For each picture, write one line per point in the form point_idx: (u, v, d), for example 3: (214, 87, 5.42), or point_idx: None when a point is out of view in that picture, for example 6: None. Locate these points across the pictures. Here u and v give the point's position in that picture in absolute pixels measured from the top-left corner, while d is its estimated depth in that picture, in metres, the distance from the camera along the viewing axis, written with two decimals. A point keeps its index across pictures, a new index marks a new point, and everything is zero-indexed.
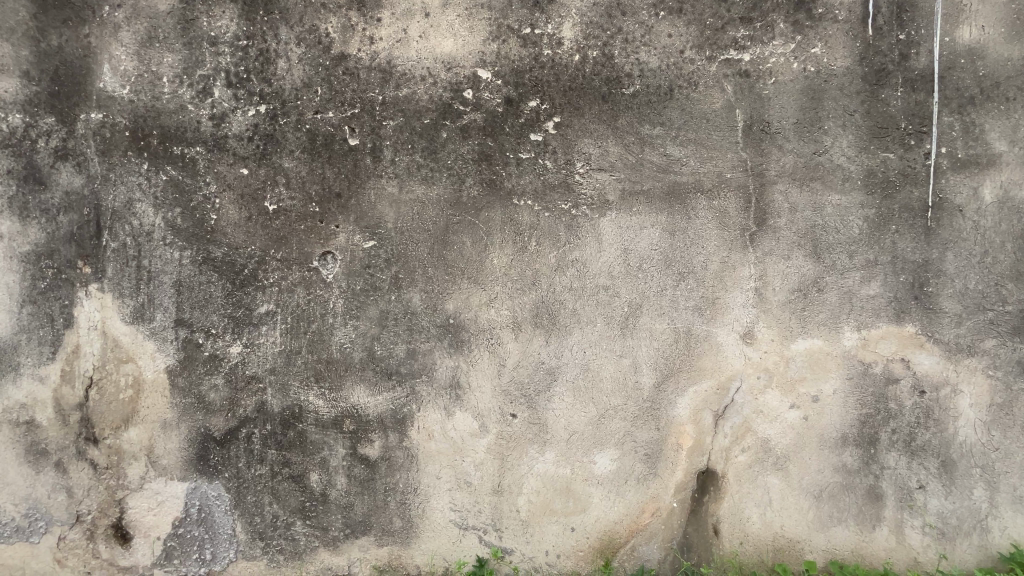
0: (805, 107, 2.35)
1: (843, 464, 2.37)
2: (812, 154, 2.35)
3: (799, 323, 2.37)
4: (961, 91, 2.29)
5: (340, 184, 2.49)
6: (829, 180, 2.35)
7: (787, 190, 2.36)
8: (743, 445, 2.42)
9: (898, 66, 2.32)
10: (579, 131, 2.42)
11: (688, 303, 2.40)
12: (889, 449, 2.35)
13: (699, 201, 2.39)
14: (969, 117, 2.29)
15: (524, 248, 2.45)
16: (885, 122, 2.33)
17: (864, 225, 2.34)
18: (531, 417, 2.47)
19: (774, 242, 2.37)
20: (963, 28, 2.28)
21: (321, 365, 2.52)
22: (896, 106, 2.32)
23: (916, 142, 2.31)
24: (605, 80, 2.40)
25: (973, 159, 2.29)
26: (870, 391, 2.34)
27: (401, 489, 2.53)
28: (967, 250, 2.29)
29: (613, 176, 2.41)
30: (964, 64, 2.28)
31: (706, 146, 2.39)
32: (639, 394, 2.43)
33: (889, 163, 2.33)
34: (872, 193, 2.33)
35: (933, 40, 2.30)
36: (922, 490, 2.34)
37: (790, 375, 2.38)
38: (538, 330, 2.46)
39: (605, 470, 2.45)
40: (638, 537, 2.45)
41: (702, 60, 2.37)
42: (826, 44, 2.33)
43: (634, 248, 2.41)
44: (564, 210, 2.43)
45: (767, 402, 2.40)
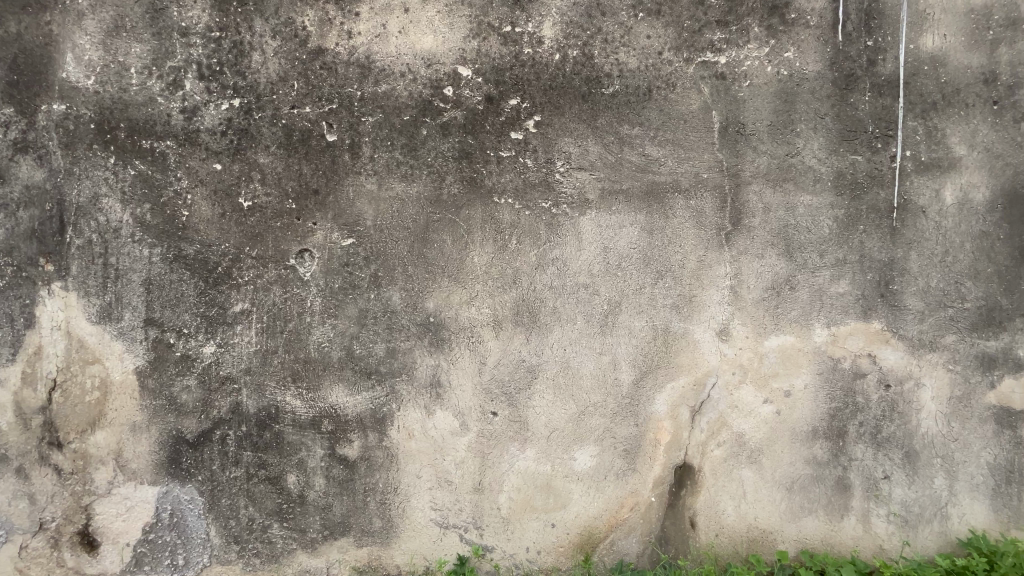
0: (779, 110, 2.41)
1: (813, 456, 2.44)
2: (785, 155, 2.42)
3: (772, 320, 2.44)
4: (924, 96, 2.38)
5: (318, 181, 2.45)
6: (801, 182, 2.42)
7: (761, 191, 2.42)
8: (719, 440, 2.47)
9: (866, 71, 2.40)
10: (559, 130, 2.43)
11: (666, 301, 2.44)
12: (857, 441, 2.43)
13: (676, 200, 2.43)
14: (932, 121, 2.38)
15: (505, 247, 2.46)
16: (854, 125, 2.41)
17: (834, 225, 2.41)
18: (512, 415, 2.48)
19: (748, 241, 2.43)
20: (926, 36, 2.37)
21: (299, 364, 2.48)
22: (864, 110, 2.40)
23: (883, 145, 2.40)
24: (585, 80, 2.42)
25: (935, 162, 2.38)
26: (839, 385, 2.43)
27: (380, 489, 2.51)
28: (929, 250, 2.39)
29: (592, 175, 2.44)
30: (928, 71, 2.38)
31: (684, 146, 2.43)
32: (618, 390, 2.46)
33: (857, 165, 2.41)
34: (841, 194, 2.41)
35: (899, 47, 2.38)
36: (887, 480, 2.43)
37: (763, 370, 2.45)
38: (518, 328, 2.47)
39: (584, 466, 2.48)
40: (617, 532, 2.49)
41: (679, 61, 2.41)
42: (798, 48, 2.40)
43: (614, 247, 2.44)
44: (544, 208, 2.44)
45: (742, 397, 2.46)
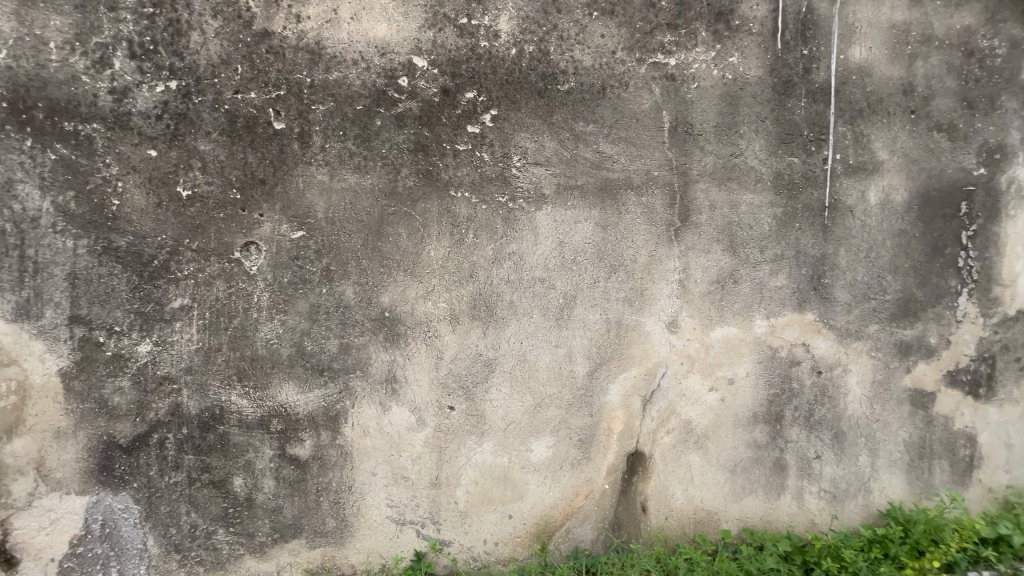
0: (724, 112, 2.53)
1: (753, 440, 2.60)
2: (729, 156, 2.54)
3: (717, 312, 2.56)
4: (852, 104, 2.57)
5: (265, 170, 2.34)
6: (743, 181, 2.55)
7: (707, 189, 2.54)
8: (668, 427, 2.58)
9: (802, 78, 2.55)
10: (516, 125, 2.44)
11: (619, 294, 2.52)
12: (792, 424, 2.61)
13: (629, 197, 2.50)
14: (859, 127, 2.58)
15: (461, 241, 2.45)
16: (791, 129, 2.56)
17: (773, 222, 2.56)
18: (469, 408, 2.48)
19: (696, 237, 2.54)
20: (854, 48, 2.56)
21: (245, 362, 2.37)
22: (800, 115, 2.56)
23: (816, 148, 2.57)
24: (541, 76, 2.44)
25: (861, 165, 2.58)
26: (777, 372, 2.59)
27: (334, 489, 2.45)
28: (856, 247, 2.59)
29: (548, 170, 2.46)
30: (855, 80, 2.56)
31: (636, 144, 2.50)
32: (573, 382, 2.51)
33: (794, 166, 2.57)
34: (779, 193, 2.56)
35: (831, 57, 2.56)
36: (818, 460, 2.62)
37: (709, 360, 2.57)
38: (475, 322, 2.47)
39: (541, 457, 2.52)
40: (572, 520, 2.55)
41: (632, 61, 2.48)
42: (741, 54, 2.52)
43: (569, 242, 2.49)
44: (501, 203, 2.45)
45: (690, 386, 2.57)
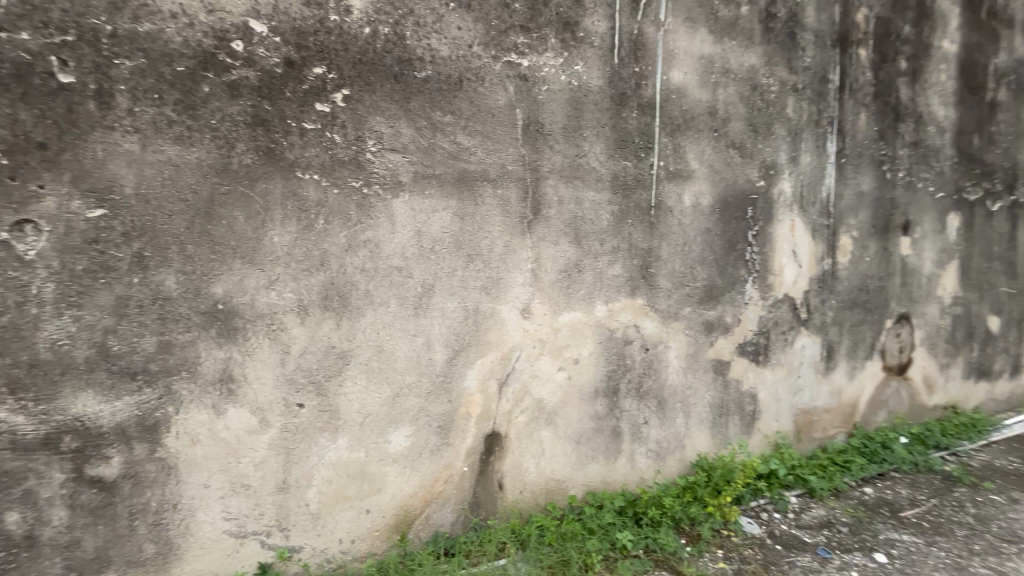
0: (570, 115, 2.76)
1: (595, 412, 2.89)
2: (575, 156, 2.78)
3: (565, 298, 2.80)
4: (672, 119, 3.00)
5: (46, 131, 1.92)
6: (587, 180, 2.82)
7: (556, 185, 2.74)
8: (522, 407, 2.74)
9: (634, 92, 2.90)
10: (370, 108, 2.35)
11: (476, 283, 2.60)
12: (626, 395, 2.94)
13: (485, 189, 2.59)
14: (677, 139, 3.02)
15: (310, 226, 2.28)
16: (625, 136, 2.89)
17: (611, 218, 2.88)
18: (321, 404, 2.34)
19: (546, 229, 2.74)
20: (674, 71, 2.99)
21: (22, 370, 1.93)
22: (632, 124, 2.91)
23: (645, 155, 2.95)
24: (397, 60, 2.38)
25: (678, 172, 3.03)
26: (614, 351, 2.92)
27: (153, 509, 2.12)
28: (675, 241, 3.03)
29: (405, 157, 2.42)
30: (674, 99, 3.00)
31: (492, 138, 2.59)
32: (431, 369, 2.53)
33: (627, 169, 2.91)
34: (616, 193, 2.89)
35: (656, 76, 2.95)
36: (646, 425, 2.98)
37: (557, 342, 2.80)
38: (327, 313, 2.33)
39: (399, 447, 2.49)
40: (432, 505, 2.57)
41: (488, 57, 2.56)
42: (585, 63, 2.77)
43: (427, 230, 2.48)
44: (354, 188, 2.34)
45: (541, 367, 2.77)
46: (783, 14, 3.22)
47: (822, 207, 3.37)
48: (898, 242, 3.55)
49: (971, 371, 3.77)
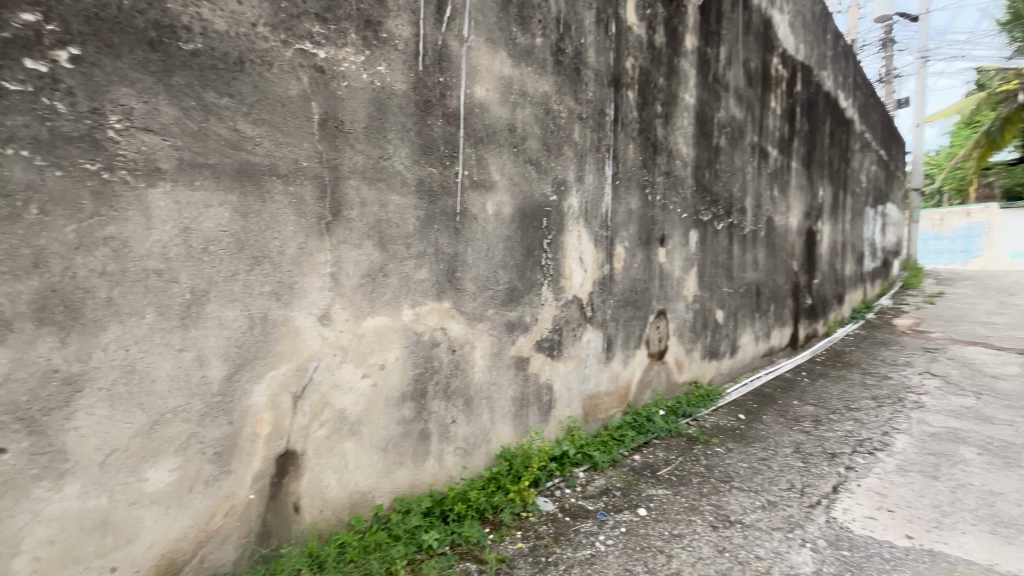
0: (372, 116, 2.68)
1: (403, 417, 2.84)
2: (378, 158, 2.71)
3: (369, 303, 2.69)
4: (475, 132, 3.16)
5: None
6: (391, 183, 2.77)
7: (358, 186, 2.64)
8: (321, 420, 2.53)
9: (438, 101, 2.97)
10: (113, 76, 1.93)
11: (264, 288, 2.33)
12: (434, 397, 2.98)
13: (274, 184, 2.35)
14: (480, 151, 3.19)
15: (16, 217, 1.77)
16: (430, 143, 2.94)
17: (417, 223, 2.89)
18: (36, 446, 1.81)
19: (347, 232, 2.60)
20: (476, 87, 3.15)
21: None
22: (438, 132, 2.97)
23: (450, 163, 3.04)
24: (154, 24, 2.01)
25: (481, 182, 3.20)
26: (421, 354, 2.92)
27: None
28: (479, 247, 3.20)
29: (165, 140, 2.05)
30: (477, 113, 3.17)
31: (282, 130, 2.37)
32: (205, 389, 2.18)
33: (433, 176, 2.96)
34: (422, 198, 2.91)
35: (460, 89, 3.07)
36: (454, 424, 3.06)
37: (361, 348, 2.66)
38: (46, 328, 1.83)
39: (161, 483, 2.09)
40: (208, 545, 2.23)
41: (276, 41, 2.33)
42: (388, 65, 2.73)
43: (197, 228, 2.14)
44: (90, 171, 1.89)
45: (343, 376, 2.60)
46: (570, 51, 3.68)
47: (602, 221, 3.94)
48: (657, 252, 4.36)
49: (705, 354, 4.84)
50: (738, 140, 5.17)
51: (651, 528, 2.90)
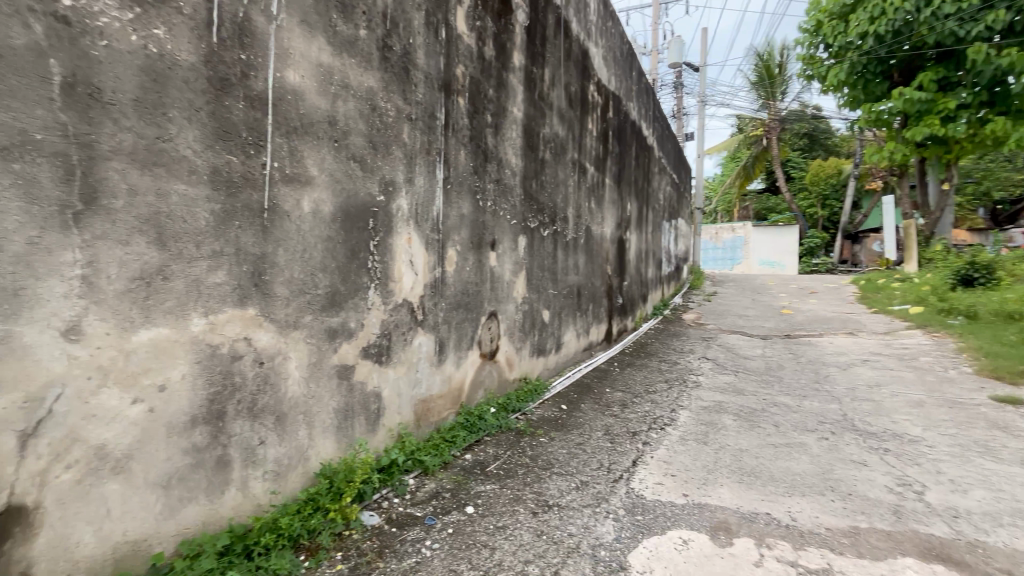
0: (146, 87, 2.15)
1: (193, 445, 2.34)
2: (154, 138, 2.19)
3: (141, 311, 2.15)
4: (288, 120, 2.74)
5: None
6: (173, 169, 2.26)
7: (124, 170, 2.10)
8: (67, 462, 1.95)
9: (240, 81, 2.50)
10: None
11: None
12: (235, 418, 2.52)
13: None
14: (294, 143, 2.77)
15: None
16: (228, 127, 2.46)
17: (210, 218, 2.40)
18: None
19: (108, 225, 2.06)
20: (290, 71, 2.73)
21: None
22: (238, 116, 2.51)
23: (255, 152, 2.58)
24: None
25: (295, 176, 2.79)
26: (218, 369, 2.43)
27: None
28: (293, 247, 2.78)
29: None
30: (290, 100, 2.75)
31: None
32: None
33: (232, 165, 2.48)
34: (217, 189, 2.42)
35: (268, 71, 2.63)
36: (262, 445, 2.64)
37: (130, 368, 2.12)
38: None
39: None
40: None
41: None
42: (168, 29, 2.22)
43: None
44: None
45: (102, 403, 2.04)
46: (398, 48, 3.42)
47: (433, 224, 3.76)
48: (488, 256, 4.38)
49: (533, 351, 5.12)
50: (562, 155, 5.57)
51: (477, 525, 2.96)
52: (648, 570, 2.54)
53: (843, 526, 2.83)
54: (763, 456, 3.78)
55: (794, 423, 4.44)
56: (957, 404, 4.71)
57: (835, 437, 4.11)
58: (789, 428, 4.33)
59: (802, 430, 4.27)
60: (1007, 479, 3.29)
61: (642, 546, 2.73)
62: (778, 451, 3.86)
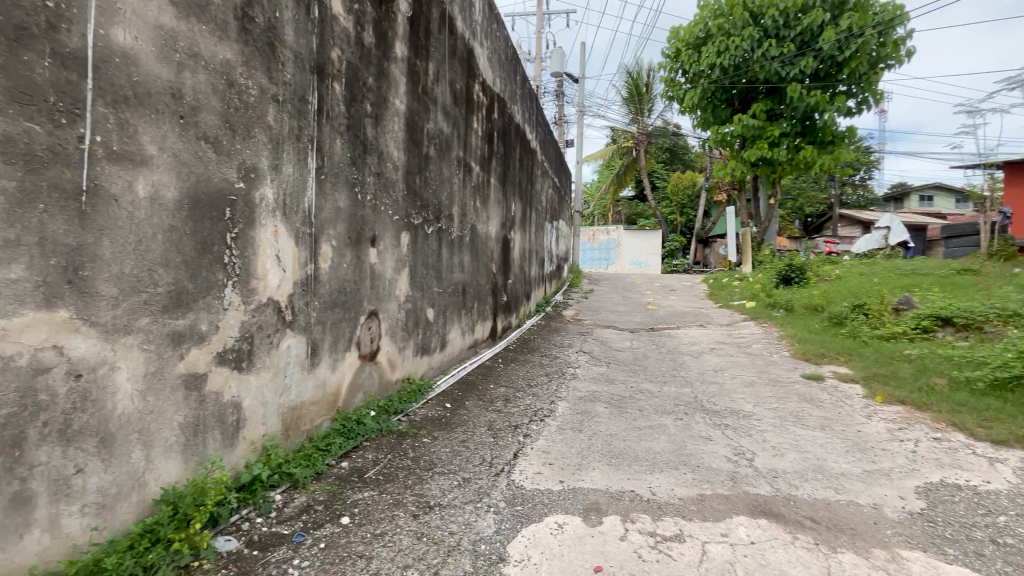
0: None
1: None
2: None
3: None
4: (116, 87, 2.27)
5: None
6: None
7: None
8: None
9: (45, 33, 2.03)
10: None
11: None
12: (40, 444, 2.04)
13: None
14: (123, 114, 2.31)
15: None
16: (29, 89, 2.00)
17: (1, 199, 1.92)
18: None
19: None
20: (117, 28, 2.26)
21: None
22: (42, 76, 2.03)
23: (68, 122, 2.12)
24: None
25: (126, 154, 2.32)
26: (13, 387, 1.95)
27: None
28: (122, 238, 2.32)
29: None
30: (119, 64, 2.28)
31: None
32: None
33: (34, 135, 2.02)
34: (11, 163, 1.95)
35: (86, 25, 2.16)
36: (80, 474, 2.17)
37: None
38: None
39: None
40: None
41: None
42: None
43: None
44: None
45: None
46: (261, 21, 2.99)
47: (304, 216, 3.38)
48: (368, 252, 4.09)
49: (417, 350, 4.98)
50: (446, 152, 5.49)
51: (352, 536, 2.79)
52: (526, 558, 2.62)
53: (692, 494, 3.21)
54: (629, 438, 4.15)
55: (655, 407, 4.95)
56: (777, 382, 5.65)
57: (688, 417, 4.66)
58: (652, 412, 4.81)
59: (662, 412, 4.78)
60: (811, 441, 4.02)
61: (520, 535, 2.82)
62: (642, 433, 4.27)
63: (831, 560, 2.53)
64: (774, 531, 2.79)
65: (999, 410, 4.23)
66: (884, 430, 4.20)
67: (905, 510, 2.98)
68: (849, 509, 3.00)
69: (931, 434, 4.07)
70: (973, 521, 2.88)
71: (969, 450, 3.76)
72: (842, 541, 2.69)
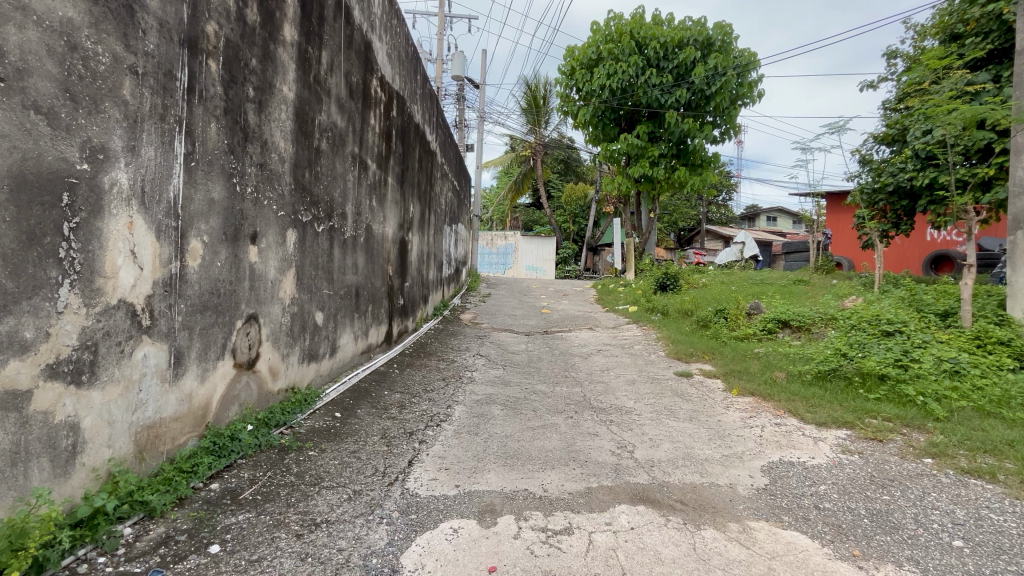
0: None
1: None
2: None
3: None
4: None
5: None
6: None
7: None
8: None
9: None
10: None
11: None
12: None
13: None
14: None
15: None
16: None
17: None
18: None
19: None
20: None
21: None
22: None
23: None
24: None
25: None
26: None
27: None
28: None
29: None
30: None
31: None
32: None
33: None
34: None
35: None
36: None
37: None
38: None
39: None
40: None
41: None
42: None
43: None
44: None
45: None
46: None
47: (168, 207, 2.95)
48: (247, 250, 3.70)
49: (304, 356, 4.62)
50: (339, 146, 5.19)
51: (222, 566, 2.50)
52: (419, 566, 2.57)
53: (580, 488, 3.40)
54: (523, 439, 4.28)
55: (548, 407, 5.16)
56: (654, 379, 6.23)
57: (577, 416, 4.93)
58: (545, 412, 5.01)
59: (554, 412, 5.00)
60: (682, 432, 4.48)
61: (414, 544, 2.75)
62: (535, 432, 4.43)
63: (696, 536, 2.85)
64: (650, 515, 3.07)
65: (821, 397, 5.09)
66: (738, 418, 4.85)
67: (753, 487, 3.46)
68: (710, 490, 3.40)
69: (773, 420, 4.78)
70: (803, 491, 3.43)
71: (800, 432, 4.49)
72: (704, 519, 3.04)
